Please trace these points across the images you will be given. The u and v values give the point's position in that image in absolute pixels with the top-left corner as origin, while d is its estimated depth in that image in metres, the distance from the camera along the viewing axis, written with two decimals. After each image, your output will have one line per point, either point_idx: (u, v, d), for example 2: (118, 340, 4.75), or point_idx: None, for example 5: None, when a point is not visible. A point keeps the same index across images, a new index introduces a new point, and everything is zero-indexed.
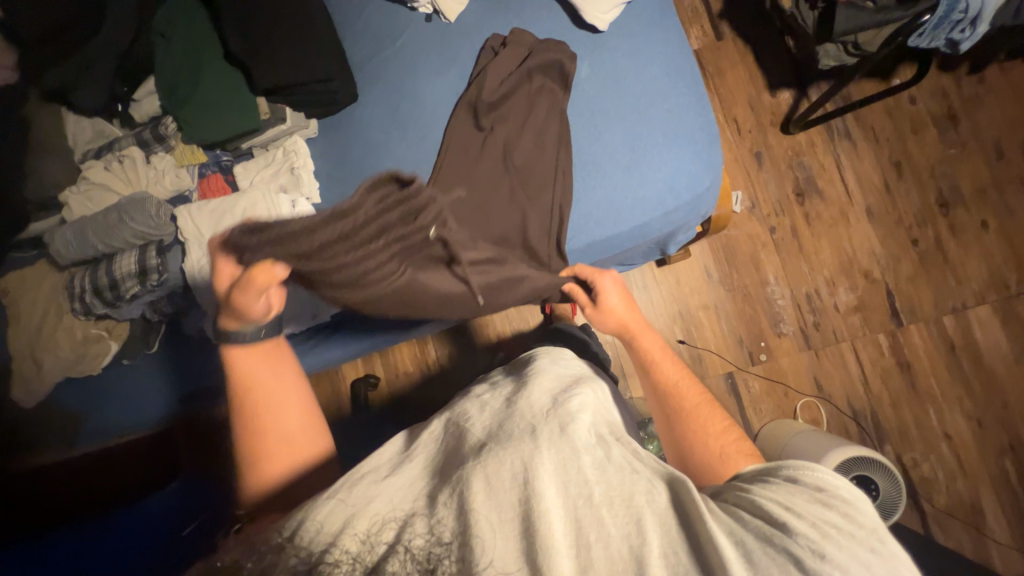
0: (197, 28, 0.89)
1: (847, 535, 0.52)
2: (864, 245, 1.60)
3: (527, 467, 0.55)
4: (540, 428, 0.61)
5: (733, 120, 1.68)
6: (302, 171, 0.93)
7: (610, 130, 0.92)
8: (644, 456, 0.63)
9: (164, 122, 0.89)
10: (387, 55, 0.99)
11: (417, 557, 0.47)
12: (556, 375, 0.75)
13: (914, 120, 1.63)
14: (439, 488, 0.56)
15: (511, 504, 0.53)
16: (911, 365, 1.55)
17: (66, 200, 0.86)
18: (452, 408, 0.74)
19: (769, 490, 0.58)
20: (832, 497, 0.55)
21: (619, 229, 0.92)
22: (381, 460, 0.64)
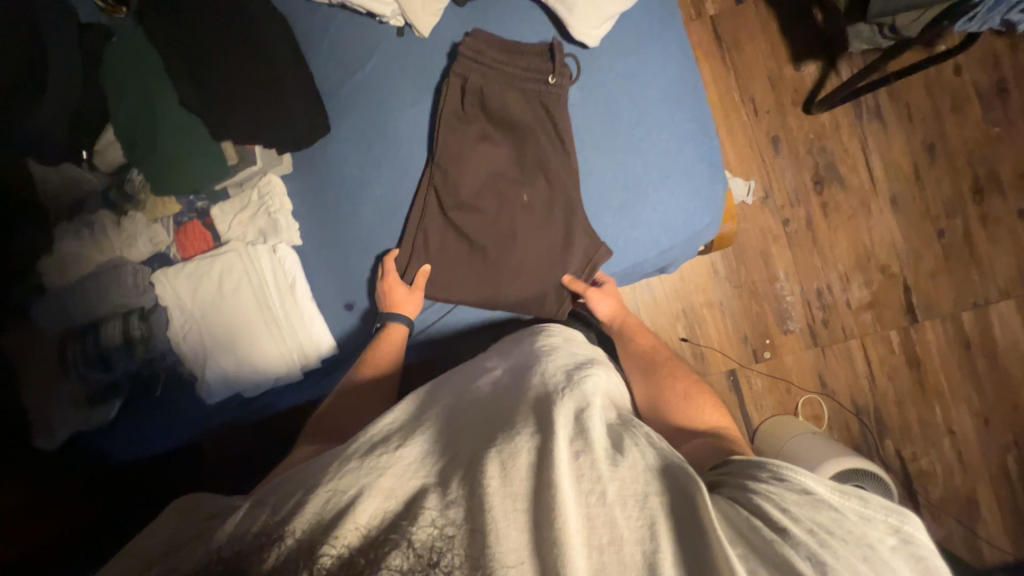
0: (149, 70, 0.83)
1: (840, 538, 0.52)
2: (885, 237, 1.50)
3: (540, 460, 0.56)
4: (556, 416, 0.61)
5: (750, 99, 1.52)
6: (279, 216, 0.91)
7: (601, 165, 0.84)
8: (665, 448, 0.63)
9: (130, 178, 0.86)
10: (358, 79, 0.90)
11: (417, 551, 0.51)
12: (564, 360, 0.77)
13: (956, 94, 1.45)
14: (451, 465, 0.59)
15: (523, 494, 0.54)
16: (922, 362, 1.51)
17: (42, 270, 0.84)
18: (467, 386, 0.77)
19: (769, 491, 0.57)
20: (828, 498, 0.56)
21: (609, 271, 0.87)
22: (395, 427, 0.66)
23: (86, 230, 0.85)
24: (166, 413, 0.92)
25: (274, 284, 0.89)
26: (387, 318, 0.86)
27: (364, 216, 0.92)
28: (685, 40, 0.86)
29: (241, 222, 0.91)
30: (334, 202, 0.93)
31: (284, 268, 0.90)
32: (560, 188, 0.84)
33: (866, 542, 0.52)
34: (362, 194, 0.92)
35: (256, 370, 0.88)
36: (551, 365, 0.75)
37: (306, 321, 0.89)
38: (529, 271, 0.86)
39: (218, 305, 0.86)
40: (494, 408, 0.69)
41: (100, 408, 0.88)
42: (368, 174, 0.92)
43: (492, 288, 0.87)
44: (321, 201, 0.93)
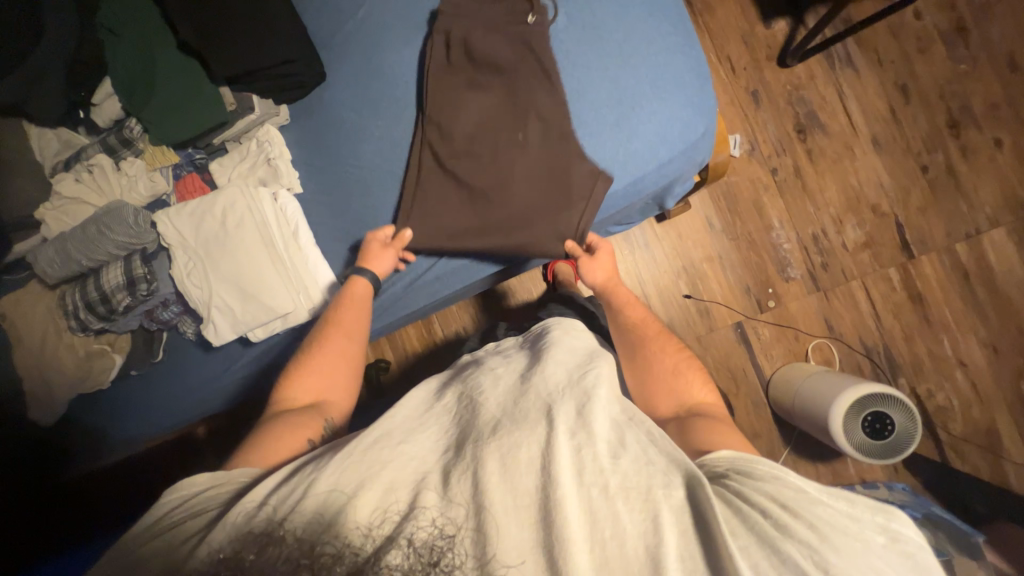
0: (145, 21, 0.86)
1: (838, 536, 0.50)
2: (871, 177, 1.54)
3: (541, 457, 0.55)
4: (558, 413, 0.58)
5: (727, 59, 1.58)
6: (279, 162, 0.91)
7: (594, 83, 0.87)
8: (661, 440, 0.60)
9: (129, 125, 0.87)
10: (352, 27, 0.93)
11: (418, 550, 0.48)
12: (569, 347, 0.72)
13: (920, 38, 1.53)
14: (450, 462, 0.57)
15: (523, 490, 0.53)
16: (924, 297, 1.52)
17: (42, 219, 0.84)
18: (464, 375, 0.73)
19: (765, 490, 0.55)
20: (819, 495, 0.54)
21: (612, 188, 0.88)
22: (393, 421, 0.64)
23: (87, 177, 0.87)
24: (167, 392, 0.94)
25: (278, 228, 0.87)
26: (353, 274, 0.86)
27: (364, 157, 0.93)
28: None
29: (242, 174, 0.91)
30: (333, 147, 0.93)
31: (286, 215, 0.89)
32: (555, 107, 0.85)
33: (861, 539, 0.51)
34: (361, 135, 0.93)
35: (264, 312, 0.85)
36: (548, 351, 0.71)
37: (313, 266, 0.88)
38: (531, 198, 0.86)
39: (222, 242, 0.85)
40: (492, 396, 0.65)
41: (101, 362, 0.88)
42: (365, 117, 0.93)
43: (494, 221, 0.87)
44: (320, 147, 0.94)
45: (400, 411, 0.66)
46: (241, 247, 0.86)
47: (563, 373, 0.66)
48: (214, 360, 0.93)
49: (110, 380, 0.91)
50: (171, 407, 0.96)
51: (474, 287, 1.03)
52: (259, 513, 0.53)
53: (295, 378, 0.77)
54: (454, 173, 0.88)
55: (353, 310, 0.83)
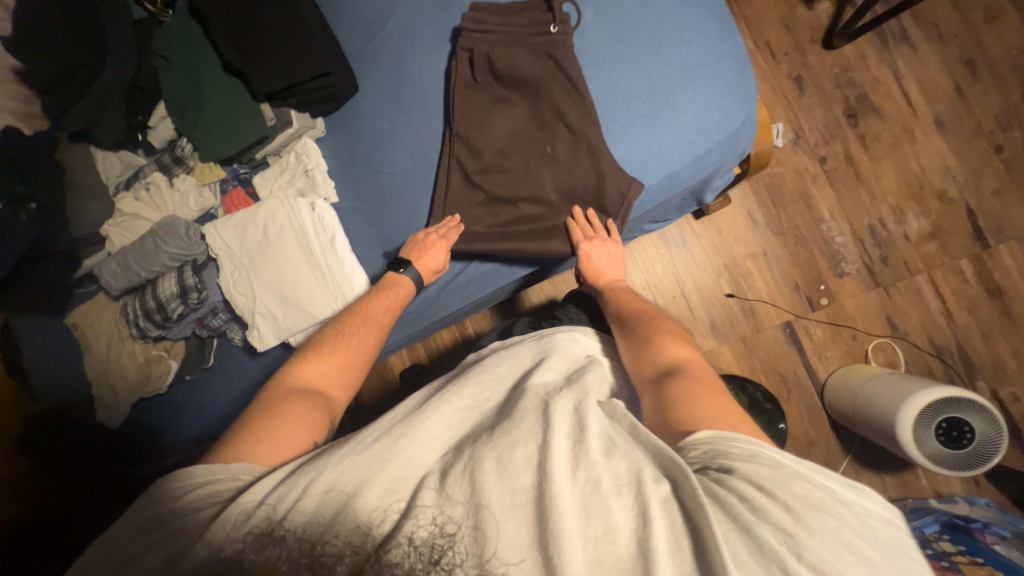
0: (194, 44, 0.92)
1: (816, 512, 0.46)
2: (935, 161, 1.41)
3: (536, 453, 0.52)
4: (552, 411, 0.56)
5: (766, 45, 1.51)
6: (316, 173, 0.94)
7: (625, 76, 0.84)
8: (641, 432, 0.55)
9: (180, 145, 0.93)
10: (381, 38, 0.95)
11: (421, 550, 0.48)
12: (568, 356, 0.72)
13: (987, 7, 1.40)
14: (450, 461, 0.54)
15: (519, 489, 0.50)
16: (1003, 289, 1.37)
17: (108, 234, 0.92)
18: (462, 371, 0.71)
19: (737, 472, 0.49)
20: (793, 467, 0.49)
21: (646, 183, 0.85)
22: (389, 418, 0.62)
23: (146, 194, 0.93)
24: (214, 398, 0.98)
25: (315, 235, 0.90)
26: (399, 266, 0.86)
27: (396, 163, 0.94)
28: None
29: (282, 186, 0.95)
30: (367, 155, 0.96)
31: (323, 223, 0.92)
32: (584, 104, 0.84)
33: (838, 512, 0.46)
34: (393, 143, 0.94)
35: (303, 317, 0.88)
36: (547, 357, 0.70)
37: (349, 272, 0.90)
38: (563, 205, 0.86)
39: (263, 252, 0.89)
40: (493, 402, 0.64)
41: (157, 368, 0.94)
42: (397, 124, 0.95)
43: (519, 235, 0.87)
44: (354, 156, 0.96)
45: (399, 409, 0.64)
46: (280, 255, 0.89)
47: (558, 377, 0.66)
48: (257, 367, 0.97)
49: (166, 386, 0.96)
50: (218, 412, 1.00)
51: (502, 292, 1.03)
52: (257, 511, 0.51)
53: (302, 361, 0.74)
54: (479, 177, 0.88)
55: (384, 299, 0.84)
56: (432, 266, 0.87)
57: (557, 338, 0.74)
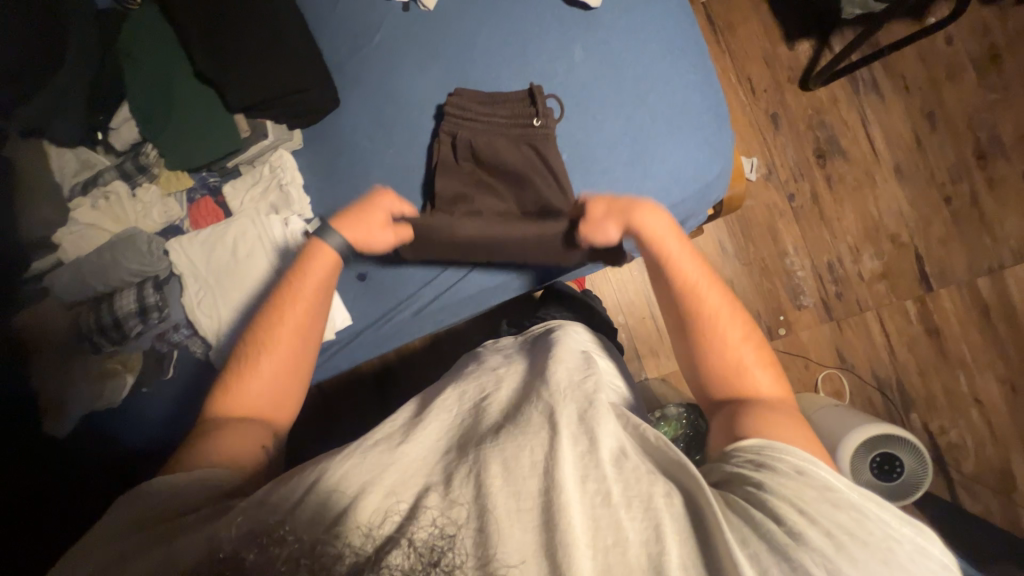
0: (166, 47, 0.87)
1: (860, 545, 0.46)
2: (892, 207, 1.50)
3: (543, 459, 0.54)
4: (558, 417, 0.58)
5: (747, 80, 1.55)
6: (291, 188, 0.92)
7: (609, 120, 0.86)
8: (649, 433, 0.58)
9: (144, 151, 0.88)
10: (365, 53, 0.93)
11: (419, 549, 0.45)
12: (569, 350, 0.74)
13: (951, 63, 1.48)
14: (454, 465, 0.56)
15: (528, 494, 0.52)
16: (941, 330, 1.48)
17: (62, 240, 0.86)
18: (461, 380, 0.74)
19: (778, 487, 0.51)
20: (846, 495, 0.49)
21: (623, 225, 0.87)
22: (401, 427, 0.63)
23: (104, 200, 0.88)
24: (170, 407, 0.91)
25: (288, 253, 0.87)
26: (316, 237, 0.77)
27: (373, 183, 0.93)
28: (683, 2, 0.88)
29: (254, 198, 0.92)
30: (345, 173, 0.94)
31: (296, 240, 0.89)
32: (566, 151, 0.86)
33: (887, 548, 0.46)
34: (373, 163, 0.93)
35: None
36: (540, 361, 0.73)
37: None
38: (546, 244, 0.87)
39: (232, 271, 0.86)
40: (494, 404, 0.66)
41: (110, 381, 0.88)
42: (377, 143, 0.93)
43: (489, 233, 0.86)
44: (331, 172, 0.94)
45: (410, 416, 0.66)
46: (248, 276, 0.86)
47: (560, 374, 0.67)
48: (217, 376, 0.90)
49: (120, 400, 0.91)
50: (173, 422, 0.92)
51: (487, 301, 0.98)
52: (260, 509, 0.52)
53: (235, 375, 0.70)
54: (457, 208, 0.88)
55: (295, 312, 0.73)
56: (370, 232, 0.79)
57: (555, 342, 0.77)
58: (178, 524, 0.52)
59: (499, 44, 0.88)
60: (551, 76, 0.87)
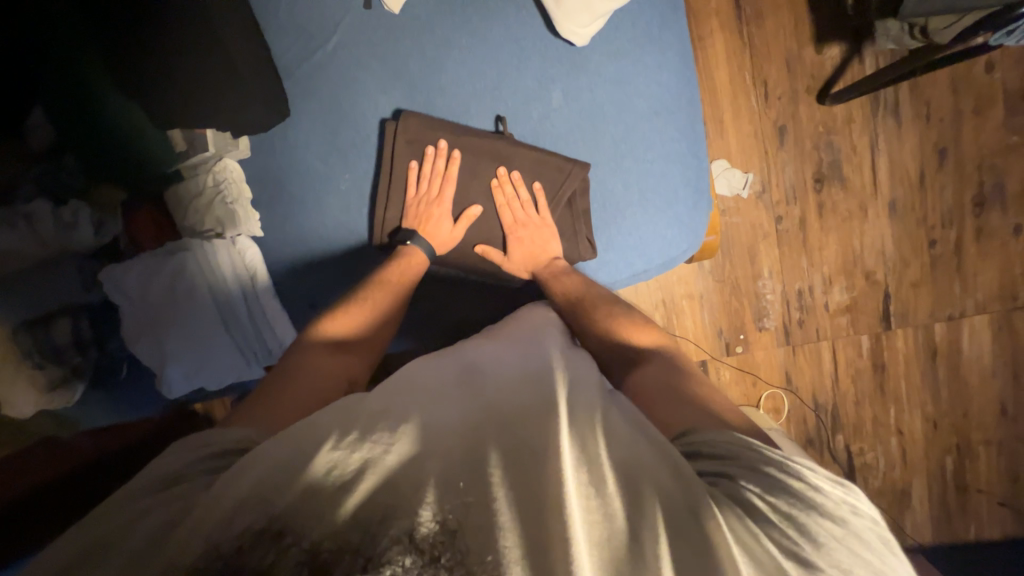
0: (81, 44, 0.74)
1: (808, 510, 0.49)
2: (875, 243, 1.47)
3: (542, 449, 0.51)
4: (558, 405, 0.56)
5: (763, 82, 1.41)
6: (237, 205, 0.86)
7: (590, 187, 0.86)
8: (638, 429, 0.56)
9: (64, 163, 0.82)
10: (321, 58, 0.84)
11: (419, 545, 0.43)
12: (565, 350, 0.72)
13: (980, 97, 1.40)
14: (457, 447, 0.51)
15: (529, 486, 0.48)
16: (887, 367, 1.53)
17: None
18: (456, 362, 0.70)
19: (744, 465, 0.53)
20: (780, 463, 0.53)
21: (602, 256, 0.89)
22: (399, 403, 0.58)
23: (20, 221, 0.74)
24: (122, 404, 0.94)
25: (239, 276, 0.87)
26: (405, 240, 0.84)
27: (328, 208, 0.88)
28: (686, 53, 0.86)
29: (198, 208, 0.87)
30: (294, 195, 0.88)
31: (247, 260, 0.88)
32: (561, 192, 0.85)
33: (835, 519, 0.48)
34: (332, 191, 0.88)
35: (226, 368, 0.89)
36: (556, 350, 0.71)
37: (273, 310, 0.89)
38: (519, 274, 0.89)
39: (176, 301, 0.85)
40: (499, 386, 0.62)
41: (63, 393, 0.84)
42: (332, 167, 0.88)
43: (545, 248, 0.87)
44: (280, 193, 0.89)
45: (415, 391, 0.61)
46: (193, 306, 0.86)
47: (575, 374, 0.65)
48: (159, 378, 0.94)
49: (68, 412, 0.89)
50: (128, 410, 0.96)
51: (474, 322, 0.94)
52: (236, 494, 0.46)
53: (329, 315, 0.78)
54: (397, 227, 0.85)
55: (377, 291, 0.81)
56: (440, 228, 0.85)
57: (552, 337, 0.74)
58: (198, 485, 0.49)
59: (488, 74, 0.84)
60: (524, 120, 0.85)
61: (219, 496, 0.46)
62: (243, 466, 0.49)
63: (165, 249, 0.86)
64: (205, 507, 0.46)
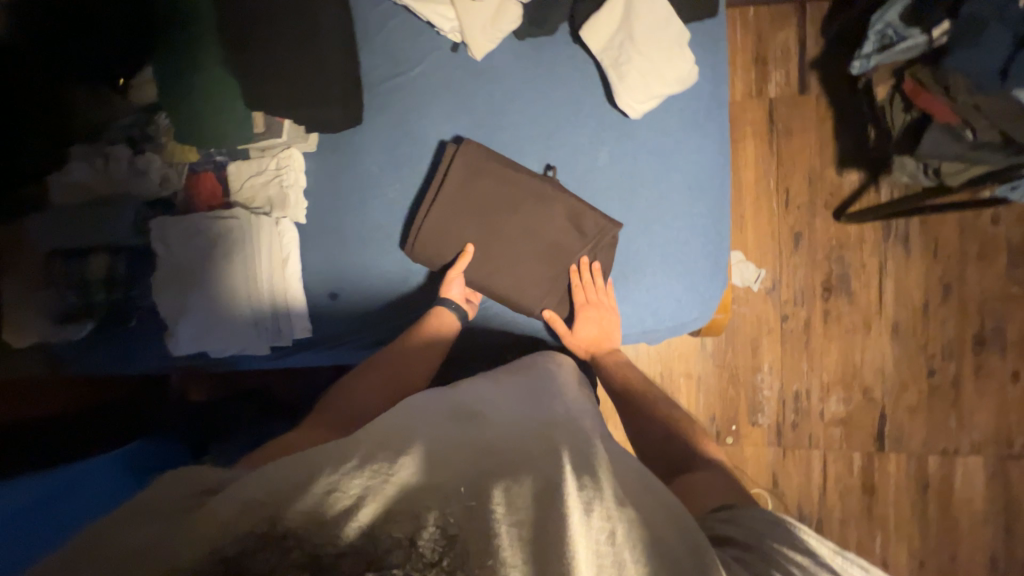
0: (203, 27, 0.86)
1: None
2: (875, 361, 1.50)
3: (547, 484, 0.51)
4: (562, 450, 0.57)
5: (785, 190, 1.52)
6: (290, 191, 0.93)
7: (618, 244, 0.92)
8: (638, 487, 0.57)
9: (155, 121, 0.91)
10: (402, 82, 0.94)
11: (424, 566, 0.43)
12: (568, 403, 0.73)
13: (986, 243, 1.49)
14: (461, 473, 0.52)
15: (534, 522, 0.47)
16: (876, 490, 1.49)
17: (54, 186, 0.89)
18: (462, 398, 0.71)
19: (772, 552, 0.52)
20: (827, 561, 0.51)
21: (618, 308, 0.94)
22: (399, 431, 0.59)
23: (101, 160, 0.90)
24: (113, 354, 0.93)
25: (270, 255, 0.91)
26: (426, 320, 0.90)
27: (372, 211, 0.94)
28: (724, 143, 0.95)
29: (253, 185, 0.93)
30: (346, 192, 0.95)
31: (282, 242, 0.92)
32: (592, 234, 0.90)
33: None
34: (382, 194, 0.94)
35: (236, 342, 0.91)
36: (558, 401, 0.73)
37: (291, 284, 0.92)
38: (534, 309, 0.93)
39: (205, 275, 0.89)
40: (503, 425, 0.63)
41: (72, 327, 0.90)
42: (385, 174, 0.95)
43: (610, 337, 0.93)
44: (334, 188, 0.95)
45: (415, 421, 0.62)
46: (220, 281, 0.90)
47: (578, 425, 0.67)
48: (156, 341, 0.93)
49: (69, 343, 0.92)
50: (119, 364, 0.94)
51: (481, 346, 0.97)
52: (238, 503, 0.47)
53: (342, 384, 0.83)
54: (430, 240, 0.91)
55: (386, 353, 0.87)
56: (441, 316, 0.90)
57: (557, 391, 0.76)
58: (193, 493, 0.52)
59: (542, 125, 0.93)
60: (568, 171, 0.93)
61: (212, 508, 0.47)
62: (241, 486, 0.49)
63: (180, 233, 0.89)
64: (197, 522, 0.46)
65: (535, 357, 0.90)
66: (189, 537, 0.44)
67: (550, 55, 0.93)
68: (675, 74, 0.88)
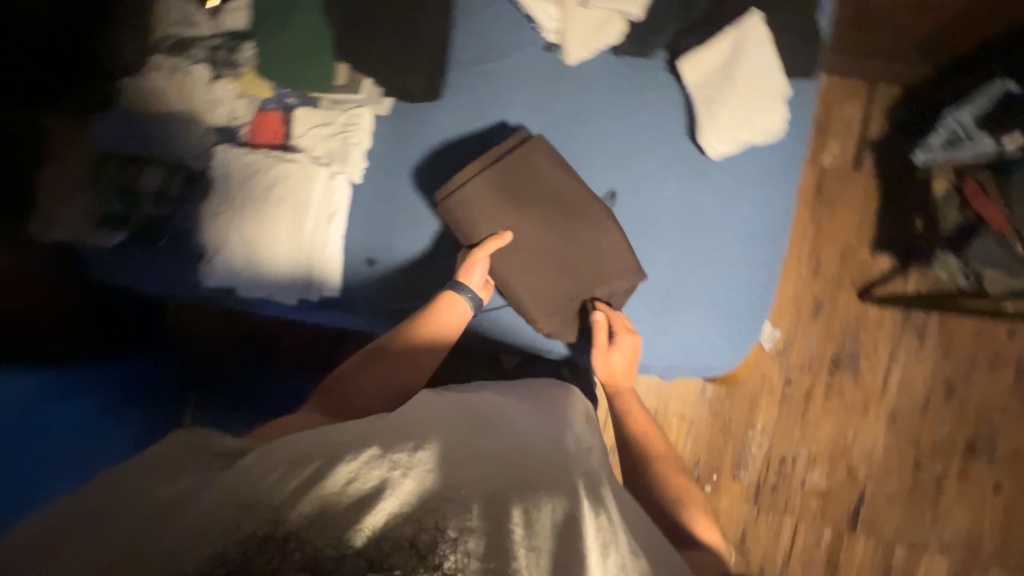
0: None
1: None
2: (866, 443, 1.52)
3: (560, 519, 0.51)
4: (576, 484, 0.57)
5: (816, 258, 1.54)
6: (353, 148, 0.92)
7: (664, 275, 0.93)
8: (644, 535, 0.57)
9: (240, 49, 0.93)
10: (490, 69, 0.94)
11: None
12: (579, 429, 0.73)
13: (997, 354, 1.51)
14: (477, 489, 0.52)
15: (549, 556, 0.48)
16: (839, 569, 1.51)
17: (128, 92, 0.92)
18: (477, 402, 0.71)
19: None
20: None
21: (651, 339, 0.94)
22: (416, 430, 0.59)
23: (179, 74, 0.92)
24: (139, 269, 0.92)
25: (317, 209, 0.90)
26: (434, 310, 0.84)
27: (430, 186, 0.93)
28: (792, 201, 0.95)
29: (317, 135, 0.92)
30: (409, 162, 0.93)
31: (332, 198, 0.91)
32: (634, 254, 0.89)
33: None
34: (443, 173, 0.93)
35: (268, 287, 0.91)
36: (571, 425, 0.73)
37: (330, 240, 0.91)
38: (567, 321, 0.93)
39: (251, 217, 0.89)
40: (517, 440, 0.62)
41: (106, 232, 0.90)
42: (452, 154, 0.94)
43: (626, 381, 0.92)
44: (399, 155, 0.94)
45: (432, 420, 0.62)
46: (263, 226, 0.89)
47: (589, 457, 0.67)
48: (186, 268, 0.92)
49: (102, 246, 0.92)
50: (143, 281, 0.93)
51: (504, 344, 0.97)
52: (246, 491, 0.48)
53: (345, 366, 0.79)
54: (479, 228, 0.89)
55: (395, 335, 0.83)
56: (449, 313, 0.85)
57: (570, 415, 0.76)
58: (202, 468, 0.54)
59: (615, 144, 0.93)
60: (631, 194, 0.93)
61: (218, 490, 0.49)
62: (247, 470, 0.51)
63: (230, 179, 0.89)
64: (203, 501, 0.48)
65: (548, 378, 0.88)
66: (191, 520, 0.46)
67: (639, 77, 0.94)
68: (764, 122, 0.89)
